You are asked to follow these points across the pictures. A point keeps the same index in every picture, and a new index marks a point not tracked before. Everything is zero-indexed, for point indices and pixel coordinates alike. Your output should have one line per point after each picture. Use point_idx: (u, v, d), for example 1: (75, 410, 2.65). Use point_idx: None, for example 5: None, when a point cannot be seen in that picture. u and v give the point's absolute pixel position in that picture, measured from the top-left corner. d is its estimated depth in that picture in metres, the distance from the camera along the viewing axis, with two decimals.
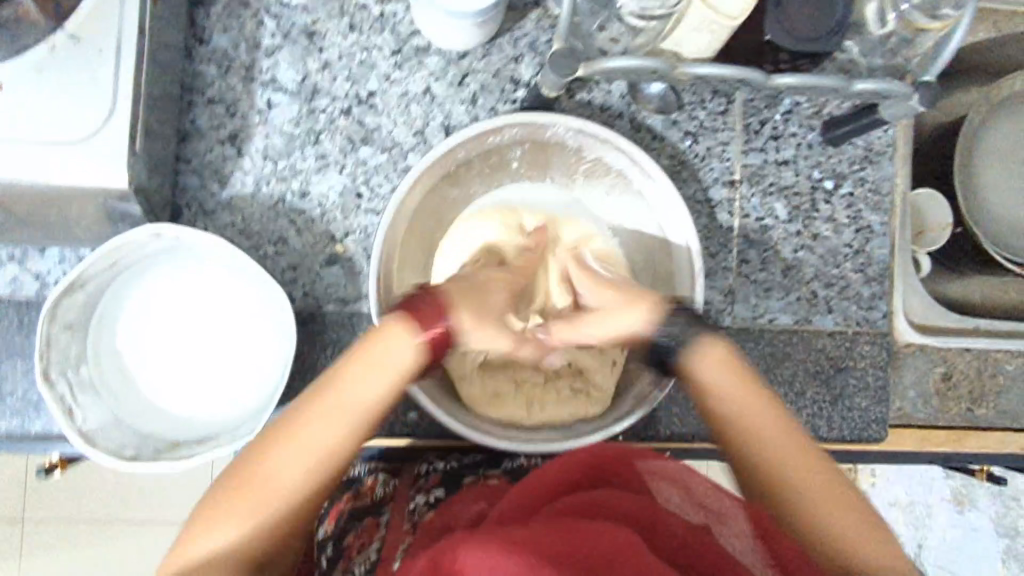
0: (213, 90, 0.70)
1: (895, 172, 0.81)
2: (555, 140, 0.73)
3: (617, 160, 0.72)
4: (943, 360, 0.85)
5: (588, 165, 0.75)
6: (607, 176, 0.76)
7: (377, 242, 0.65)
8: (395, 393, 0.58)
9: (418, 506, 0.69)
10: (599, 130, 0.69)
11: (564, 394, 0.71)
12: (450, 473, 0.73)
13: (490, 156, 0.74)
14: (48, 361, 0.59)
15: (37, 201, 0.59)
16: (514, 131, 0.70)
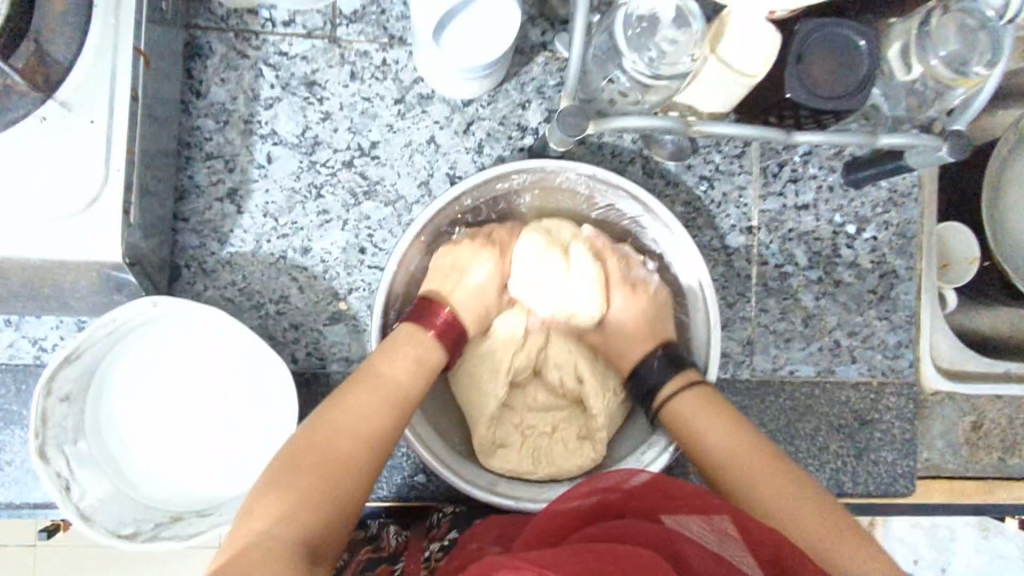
0: (211, 145, 0.68)
1: (921, 214, 0.78)
2: (565, 187, 0.70)
3: (630, 208, 0.70)
4: (973, 407, 0.81)
5: (601, 213, 0.73)
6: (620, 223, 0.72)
7: (379, 295, 0.63)
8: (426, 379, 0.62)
9: (433, 552, 0.65)
10: (610, 176, 0.66)
11: (572, 445, 0.68)
12: (461, 518, 0.70)
13: (498, 204, 0.71)
14: (44, 438, 0.57)
15: (30, 274, 0.57)
16: (520, 178, 0.68)
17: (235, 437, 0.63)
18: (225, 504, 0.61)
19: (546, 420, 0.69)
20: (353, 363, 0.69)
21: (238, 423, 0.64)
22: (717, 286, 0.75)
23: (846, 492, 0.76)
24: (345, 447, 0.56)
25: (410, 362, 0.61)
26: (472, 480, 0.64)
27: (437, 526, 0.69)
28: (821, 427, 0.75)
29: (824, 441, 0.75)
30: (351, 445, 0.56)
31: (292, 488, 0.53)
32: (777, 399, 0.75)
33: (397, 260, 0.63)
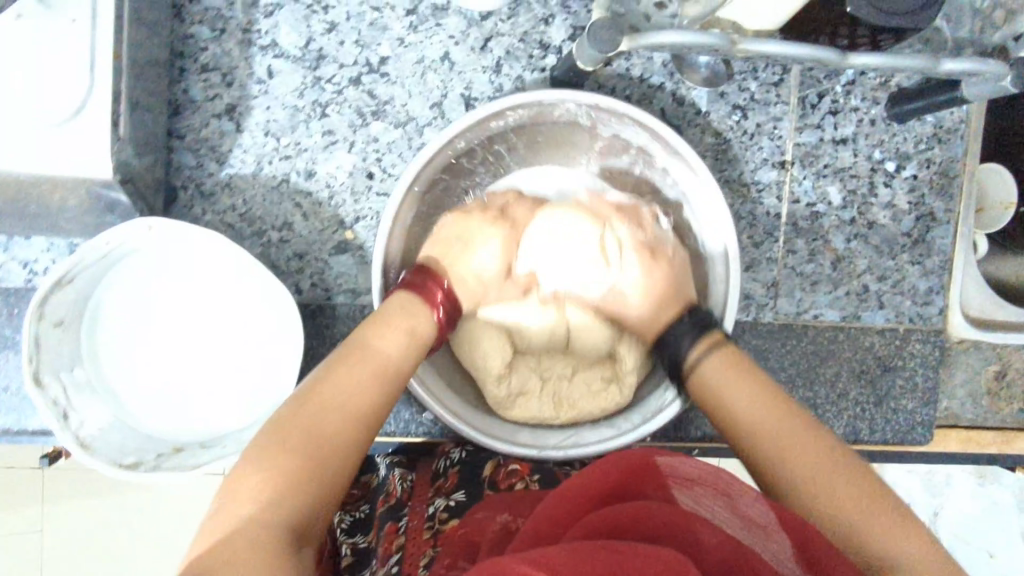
0: (206, 55, 0.63)
1: (966, 152, 0.73)
2: (565, 118, 0.65)
3: (636, 137, 0.64)
4: (998, 357, 0.79)
5: (605, 143, 0.68)
6: (625, 153, 0.68)
7: (381, 229, 0.58)
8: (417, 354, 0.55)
9: (437, 510, 0.64)
10: (617, 106, 0.59)
11: (594, 387, 0.65)
12: (466, 465, 0.68)
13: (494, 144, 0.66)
14: (38, 364, 0.55)
15: (15, 191, 0.53)
16: (518, 111, 0.61)
17: (238, 370, 0.61)
18: (228, 437, 0.59)
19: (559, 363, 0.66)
20: (360, 295, 0.66)
21: (240, 356, 0.61)
22: (744, 225, 0.71)
23: (863, 439, 0.74)
24: (347, 411, 0.48)
25: (404, 335, 0.54)
26: (487, 430, 0.62)
27: (444, 479, 0.67)
28: (842, 373, 0.73)
29: (844, 387, 0.73)
30: (390, 354, 0.53)
31: (284, 442, 0.45)
32: (798, 343, 0.72)
33: (406, 186, 0.58)
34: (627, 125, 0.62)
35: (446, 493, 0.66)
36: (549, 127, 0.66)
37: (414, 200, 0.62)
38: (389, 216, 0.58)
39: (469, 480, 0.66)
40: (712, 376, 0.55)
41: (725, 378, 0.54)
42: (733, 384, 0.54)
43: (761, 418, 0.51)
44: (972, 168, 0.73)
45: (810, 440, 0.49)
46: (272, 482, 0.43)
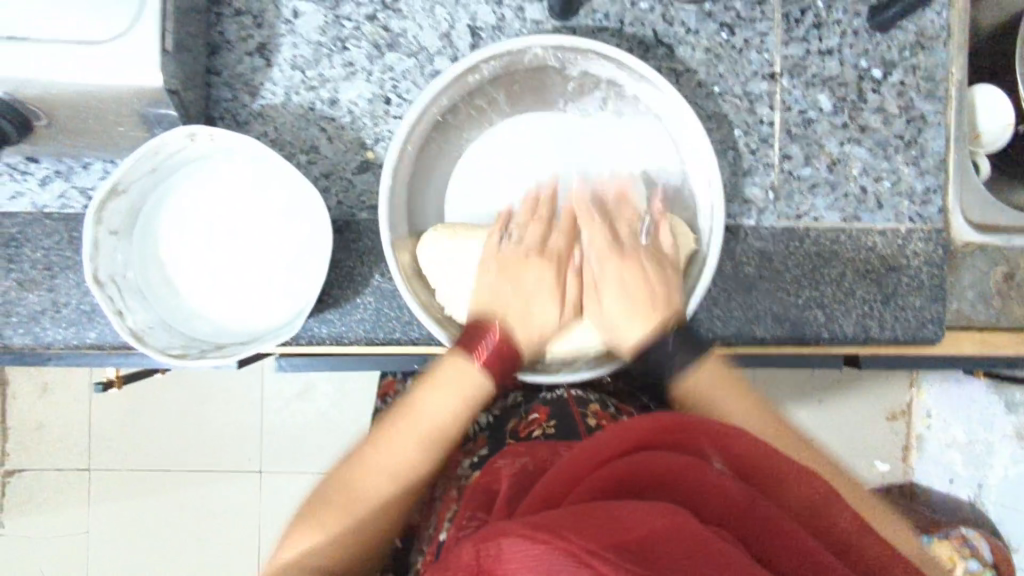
0: (240, 1, 0.70)
1: (951, 59, 0.76)
2: (536, 64, 0.70)
3: (605, 71, 0.70)
4: (1005, 258, 0.80)
5: (576, 83, 0.72)
6: (597, 90, 0.73)
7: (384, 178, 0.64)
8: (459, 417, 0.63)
9: (466, 469, 0.68)
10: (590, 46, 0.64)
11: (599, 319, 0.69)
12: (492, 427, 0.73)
13: (475, 98, 0.72)
14: (97, 264, 0.62)
15: (80, 106, 0.60)
16: (492, 64, 0.67)
17: (272, 277, 0.67)
18: (266, 334, 0.65)
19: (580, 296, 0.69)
20: None
21: (274, 265, 0.67)
22: (739, 133, 0.75)
23: (873, 337, 0.75)
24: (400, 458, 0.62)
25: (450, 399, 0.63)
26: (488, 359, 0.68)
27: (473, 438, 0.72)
28: (847, 272, 0.75)
29: (850, 286, 0.75)
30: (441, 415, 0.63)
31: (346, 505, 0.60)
32: (800, 245, 0.75)
33: (405, 129, 0.65)
34: (598, 59, 0.67)
35: (474, 451, 0.70)
36: (519, 78, 0.71)
37: (410, 155, 0.69)
38: (393, 152, 0.64)
39: (496, 439, 0.70)
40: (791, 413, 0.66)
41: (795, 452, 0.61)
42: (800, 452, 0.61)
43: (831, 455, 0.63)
44: (957, 73, 0.76)
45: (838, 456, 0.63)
46: (433, 462, 0.63)
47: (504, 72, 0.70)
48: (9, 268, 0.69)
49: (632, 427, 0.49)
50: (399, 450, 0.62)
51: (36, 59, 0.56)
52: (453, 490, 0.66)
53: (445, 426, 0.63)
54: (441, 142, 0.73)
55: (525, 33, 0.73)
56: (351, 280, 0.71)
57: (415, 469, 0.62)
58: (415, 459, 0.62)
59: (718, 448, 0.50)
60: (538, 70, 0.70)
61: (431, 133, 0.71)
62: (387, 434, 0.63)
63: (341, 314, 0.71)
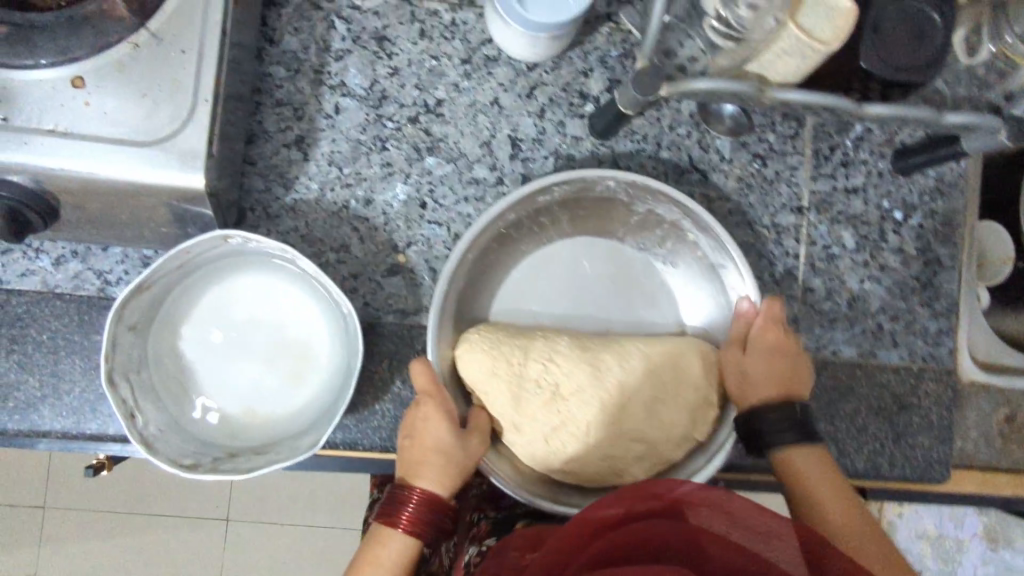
0: (282, 92, 0.70)
1: (967, 204, 0.79)
2: (606, 195, 0.71)
3: (667, 213, 0.71)
4: (1007, 400, 0.82)
5: (640, 219, 0.73)
6: (659, 228, 0.73)
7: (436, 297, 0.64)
8: None
9: (471, 556, 0.66)
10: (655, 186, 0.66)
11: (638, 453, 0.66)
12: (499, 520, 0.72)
13: (541, 215, 0.72)
14: (114, 364, 0.59)
15: (114, 200, 0.58)
16: (564, 188, 0.69)
17: (291, 384, 0.65)
18: (282, 444, 0.63)
19: (633, 427, 0.65)
20: (408, 316, 0.70)
21: (295, 370, 0.65)
22: (766, 263, 0.76)
23: (883, 475, 0.76)
24: None
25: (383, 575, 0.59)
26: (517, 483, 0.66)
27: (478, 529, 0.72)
28: (861, 409, 0.76)
29: (863, 423, 0.76)
30: None
31: None
32: (819, 377, 0.76)
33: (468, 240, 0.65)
34: (668, 205, 0.69)
35: (480, 540, 0.69)
36: (587, 205, 0.72)
37: (465, 268, 0.68)
38: (455, 261, 0.64)
39: (501, 528, 0.70)
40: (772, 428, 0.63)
41: (828, 498, 0.60)
42: (828, 493, 0.60)
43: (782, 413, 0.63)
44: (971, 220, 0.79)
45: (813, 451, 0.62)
46: None
47: (575, 195, 0.71)
48: (11, 349, 0.65)
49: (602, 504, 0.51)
50: None
51: (78, 156, 0.54)
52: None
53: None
54: (497, 255, 0.72)
55: (564, 146, 0.73)
56: (369, 385, 0.69)
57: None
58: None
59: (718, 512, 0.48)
60: (607, 201, 0.72)
61: (487, 250, 0.70)
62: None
63: (357, 420, 0.69)
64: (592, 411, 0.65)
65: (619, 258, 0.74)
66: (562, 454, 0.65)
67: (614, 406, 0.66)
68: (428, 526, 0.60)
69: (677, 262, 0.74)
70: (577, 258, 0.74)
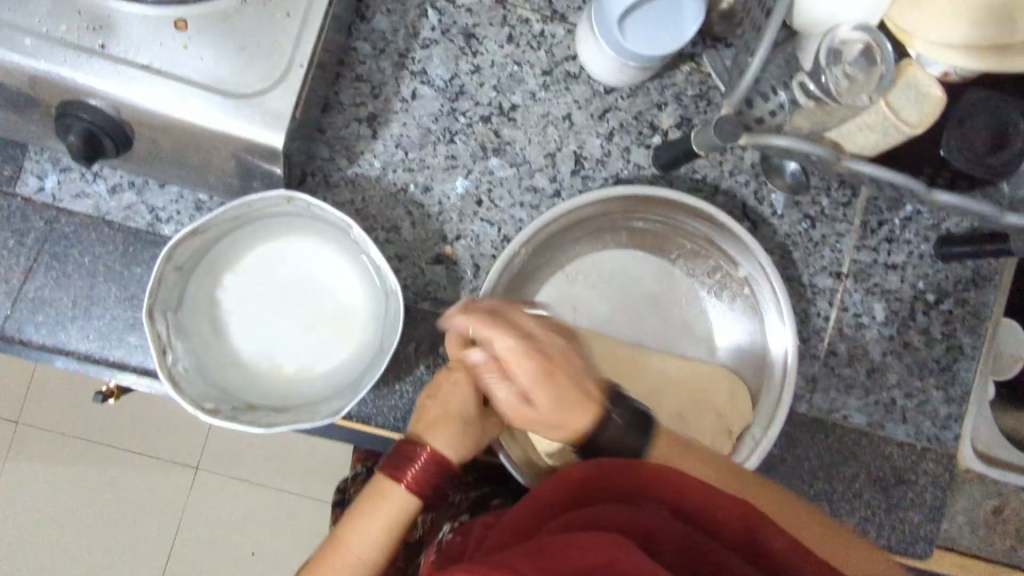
0: (363, 68, 0.70)
1: (997, 301, 0.81)
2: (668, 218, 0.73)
3: (728, 245, 0.72)
4: (998, 493, 0.84)
5: (692, 246, 0.75)
6: (710, 259, 0.75)
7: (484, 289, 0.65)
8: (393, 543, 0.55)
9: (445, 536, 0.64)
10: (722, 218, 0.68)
11: None
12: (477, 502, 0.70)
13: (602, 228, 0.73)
14: (155, 300, 0.60)
15: (189, 143, 0.58)
16: (624, 202, 0.70)
17: (322, 346, 0.66)
18: (300, 407, 0.64)
19: None
20: (444, 307, 0.71)
21: (330, 333, 0.66)
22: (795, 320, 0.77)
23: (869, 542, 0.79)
24: None
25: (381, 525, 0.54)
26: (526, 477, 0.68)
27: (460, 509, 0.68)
28: (860, 475, 0.78)
29: (859, 489, 0.78)
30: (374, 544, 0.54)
31: None
32: (825, 438, 0.78)
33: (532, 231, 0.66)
34: (728, 239, 0.72)
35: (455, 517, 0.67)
36: (650, 222, 0.74)
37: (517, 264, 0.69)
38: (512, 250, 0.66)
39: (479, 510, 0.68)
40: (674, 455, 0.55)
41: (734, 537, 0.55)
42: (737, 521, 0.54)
43: (794, 515, 0.54)
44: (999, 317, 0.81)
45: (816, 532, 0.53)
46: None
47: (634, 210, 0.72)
48: (53, 267, 0.66)
49: (558, 484, 0.51)
50: None
51: (166, 95, 0.54)
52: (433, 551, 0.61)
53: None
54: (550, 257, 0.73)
55: (625, 172, 0.74)
56: (395, 367, 0.70)
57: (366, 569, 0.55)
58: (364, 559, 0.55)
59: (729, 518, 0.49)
60: (666, 221, 0.73)
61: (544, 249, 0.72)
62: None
63: (377, 397, 0.70)
64: None
65: (666, 281, 0.75)
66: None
67: None
68: (436, 484, 0.56)
69: (723, 294, 0.75)
70: (632, 275, 0.75)
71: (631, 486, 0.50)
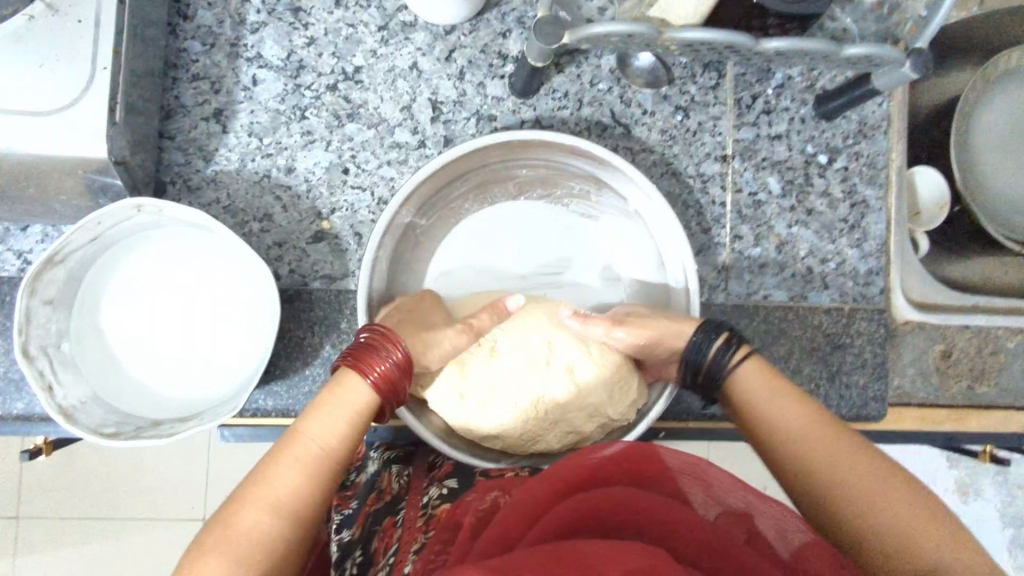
0: (198, 67, 0.70)
1: (890, 147, 0.80)
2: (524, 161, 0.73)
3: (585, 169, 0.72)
4: (943, 337, 0.83)
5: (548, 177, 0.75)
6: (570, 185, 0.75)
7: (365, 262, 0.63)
8: (354, 432, 0.56)
9: (432, 498, 0.62)
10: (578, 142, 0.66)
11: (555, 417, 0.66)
12: (465, 464, 0.68)
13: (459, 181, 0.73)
14: (27, 336, 0.59)
15: (17, 173, 0.57)
16: (487, 152, 0.69)
17: (218, 347, 0.65)
18: (207, 410, 0.63)
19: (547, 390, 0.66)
20: (335, 281, 0.70)
21: (220, 334, 0.66)
22: (693, 213, 0.77)
23: None
24: (264, 509, 0.50)
25: (339, 417, 0.55)
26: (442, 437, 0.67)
27: (439, 470, 0.68)
28: (794, 350, 0.77)
29: (797, 363, 0.77)
30: (357, 402, 0.56)
31: (209, 554, 0.47)
32: (751, 322, 0.76)
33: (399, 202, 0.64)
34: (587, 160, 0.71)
35: (441, 481, 0.65)
36: (499, 169, 0.74)
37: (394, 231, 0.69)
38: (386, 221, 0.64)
39: (465, 470, 0.66)
40: (748, 380, 0.60)
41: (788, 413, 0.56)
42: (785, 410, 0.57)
43: (797, 418, 0.56)
44: (897, 161, 0.80)
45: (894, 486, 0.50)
46: (326, 477, 0.53)
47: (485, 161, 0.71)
48: None
49: (569, 472, 0.47)
50: (286, 477, 0.51)
51: None
52: (420, 515, 0.59)
53: (368, 408, 0.57)
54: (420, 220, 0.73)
55: (485, 107, 0.74)
56: (300, 351, 0.69)
57: (334, 450, 0.54)
58: (332, 452, 0.54)
59: (696, 482, 0.48)
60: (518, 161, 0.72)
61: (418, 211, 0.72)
62: (272, 460, 0.53)
63: (289, 386, 0.69)
64: (516, 369, 0.67)
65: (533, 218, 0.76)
66: (489, 408, 0.66)
67: (529, 368, 0.66)
68: (397, 376, 0.58)
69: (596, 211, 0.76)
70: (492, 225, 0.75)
71: (630, 470, 0.48)
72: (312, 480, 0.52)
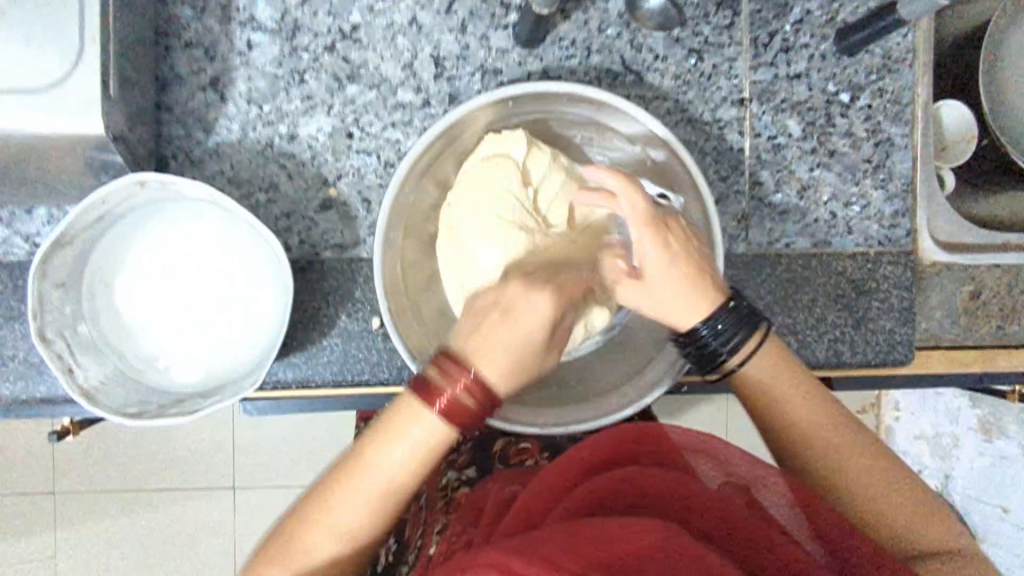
0: (190, 33, 0.67)
1: (916, 81, 0.76)
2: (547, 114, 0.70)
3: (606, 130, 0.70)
4: (971, 277, 0.81)
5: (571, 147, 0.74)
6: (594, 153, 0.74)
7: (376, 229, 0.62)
8: (422, 469, 0.52)
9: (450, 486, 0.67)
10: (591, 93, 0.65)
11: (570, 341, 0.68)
12: (481, 446, 0.72)
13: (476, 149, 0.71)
14: (43, 322, 0.58)
15: (16, 154, 0.56)
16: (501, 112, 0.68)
17: (233, 322, 0.65)
18: (228, 385, 0.63)
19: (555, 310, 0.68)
20: (347, 250, 0.69)
21: (234, 309, 0.65)
22: (710, 161, 0.74)
23: (845, 362, 0.76)
24: (331, 536, 0.52)
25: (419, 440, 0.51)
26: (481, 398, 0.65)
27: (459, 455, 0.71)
28: (819, 297, 0.75)
29: (822, 311, 0.75)
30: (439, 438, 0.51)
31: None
32: (774, 271, 0.74)
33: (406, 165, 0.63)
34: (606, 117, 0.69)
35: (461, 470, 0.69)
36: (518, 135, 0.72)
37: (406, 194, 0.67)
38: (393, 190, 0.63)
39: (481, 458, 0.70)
40: (759, 371, 0.58)
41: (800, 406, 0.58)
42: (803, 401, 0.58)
43: (804, 403, 0.58)
44: (923, 96, 0.77)
45: (875, 467, 0.56)
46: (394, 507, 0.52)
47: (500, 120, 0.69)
48: None
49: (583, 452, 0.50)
50: (349, 512, 0.51)
51: None
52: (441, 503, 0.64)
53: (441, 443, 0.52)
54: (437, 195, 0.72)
55: (490, 61, 0.71)
56: (315, 323, 0.68)
57: (405, 485, 0.52)
58: (399, 481, 0.52)
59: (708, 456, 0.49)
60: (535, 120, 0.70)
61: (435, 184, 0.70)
62: (334, 481, 0.52)
63: (307, 358, 0.68)
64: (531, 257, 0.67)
65: None
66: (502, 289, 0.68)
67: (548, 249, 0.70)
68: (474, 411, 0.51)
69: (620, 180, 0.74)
70: None
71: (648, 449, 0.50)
72: (379, 514, 0.52)
